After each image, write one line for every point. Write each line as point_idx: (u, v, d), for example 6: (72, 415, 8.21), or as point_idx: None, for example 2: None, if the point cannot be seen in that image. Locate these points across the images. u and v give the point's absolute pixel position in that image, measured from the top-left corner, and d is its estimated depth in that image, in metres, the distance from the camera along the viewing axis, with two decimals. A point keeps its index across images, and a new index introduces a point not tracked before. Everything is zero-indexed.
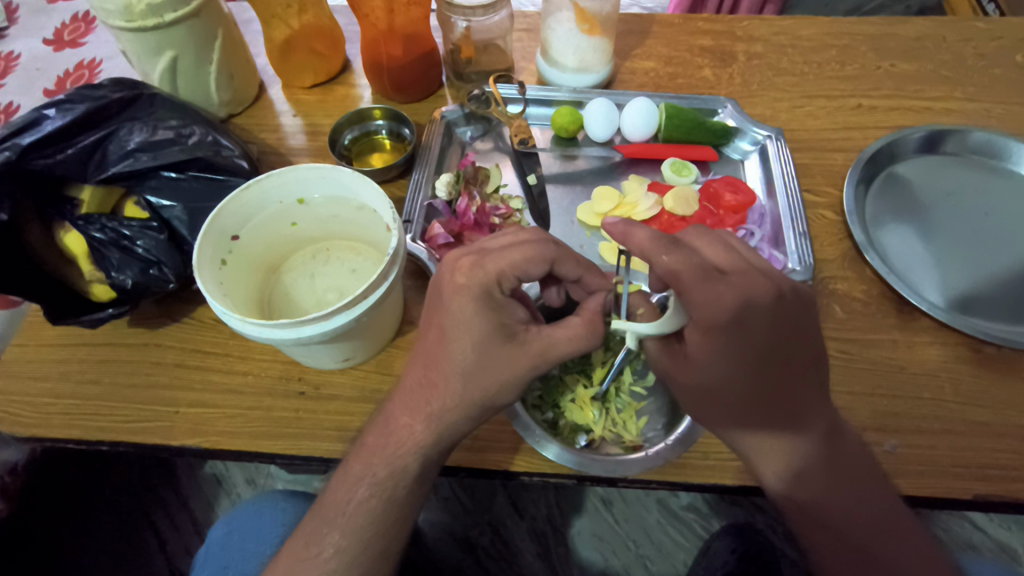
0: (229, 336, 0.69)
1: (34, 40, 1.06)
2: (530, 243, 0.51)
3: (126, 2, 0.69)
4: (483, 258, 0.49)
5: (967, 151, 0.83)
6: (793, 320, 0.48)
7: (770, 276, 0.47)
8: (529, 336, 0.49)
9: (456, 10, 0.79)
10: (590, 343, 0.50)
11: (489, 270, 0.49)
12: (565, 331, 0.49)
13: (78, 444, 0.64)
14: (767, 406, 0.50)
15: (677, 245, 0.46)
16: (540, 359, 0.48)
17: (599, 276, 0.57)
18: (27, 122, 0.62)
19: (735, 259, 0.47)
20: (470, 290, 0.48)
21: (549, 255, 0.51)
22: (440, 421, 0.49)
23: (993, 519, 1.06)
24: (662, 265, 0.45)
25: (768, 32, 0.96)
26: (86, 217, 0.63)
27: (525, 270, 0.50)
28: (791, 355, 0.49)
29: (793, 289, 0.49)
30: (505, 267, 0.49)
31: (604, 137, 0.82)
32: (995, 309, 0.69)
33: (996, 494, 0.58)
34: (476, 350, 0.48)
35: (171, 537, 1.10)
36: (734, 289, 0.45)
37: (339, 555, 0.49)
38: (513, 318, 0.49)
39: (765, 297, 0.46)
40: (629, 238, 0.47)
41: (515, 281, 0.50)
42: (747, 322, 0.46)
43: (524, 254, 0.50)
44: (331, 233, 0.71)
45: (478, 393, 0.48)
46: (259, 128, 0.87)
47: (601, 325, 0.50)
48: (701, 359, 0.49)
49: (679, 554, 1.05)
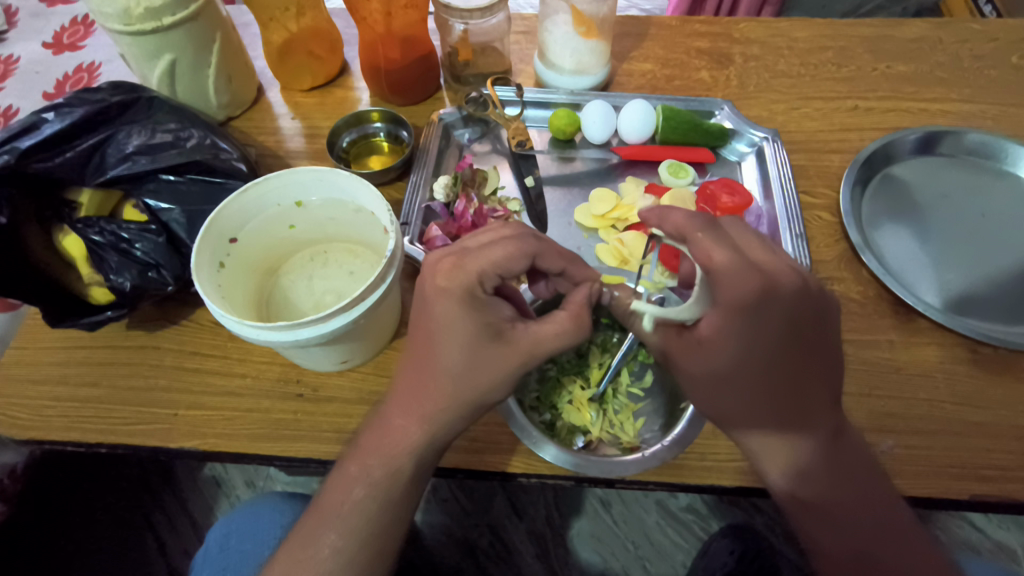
0: (227, 338, 0.70)
1: (33, 44, 1.07)
2: (511, 240, 0.51)
3: (124, 6, 0.70)
4: (463, 258, 0.49)
5: (964, 152, 0.83)
6: (814, 314, 0.49)
7: (798, 268, 0.48)
8: (516, 334, 0.49)
9: (453, 13, 0.79)
10: (578, 337, 0.50)
11: (470, 271, 0.49)
12: (552, 326, 0.49)
13: (77, 447, 0.64)
14: (779, 401, 0.50)
15: (712, 228, 0.47)
16: (529, 356, 0.49)
17: (582, 267, 0.57)
18: (26, 125, 0.62)
19: (767, 249, 0.48)
20: (452, 292, 0.48)
21: (530, 250, 0.51)
22: (433, 422, 0.49)
23: (992, 519, 1.06)
24: (697, 244, 0.46)
25: (764, 34, 0.96)
26: (84, 220, 0.64)
27: (507, 267, 0.50)
28: (805, 352, 0.49)
29: (818, 286, 0.50)
30: (485, 266, 0.49)
31: (601, 139, 0.82)
32: (991, 309, 0.70)
33: (992, 494, 0.59)
34: (464, 351, 0.48)
35: (171, 539, 1.09)
36: (764, 278, 0.46)
37: (336, 555, 0.49)
38: (499, 316, 0.49)
39: (793, 287, 0.47)
40: (665, 219, 0.48)
41: (498, 279, 0.51)
42: (773, 311, 0.47)
43: (504, 252, 0.50)
44: (329, 236, 0.71)
45: (470, 394, 0.49)
46: (257, 131, 0.87)
47: (587, 318, 0.51)
48: (714, 348, 0.49)
49: (678, 556, 1.05)
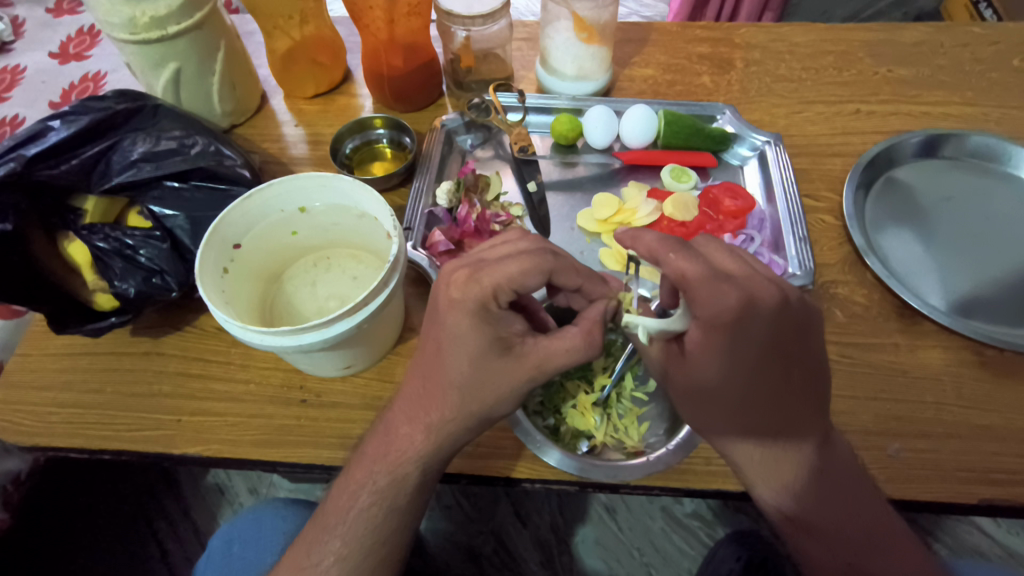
0: (231, 344, 0.70)
1: (39, 54, 1.08)
2: (528, 255, 0.49)
3: (130, 15, 0.71)
4: (479, 271, 0.48)
5: (966, 155, 0.83)
6: (794, 330, 0.48)
7: (774, 281, 0.47)
8: (525, 348, 0.49)
9: (455, 20, 0.80)
10: (588, 353, 0.49)
11: (485, 285, 0.47)
12: (563, 342, 0.49)
13: (80, 454, 0.64)
14: (762, 416, 0.50)
15: (687, 248, 0.46)
16: (538, 372, 0.49)
17: (598, 284, 0.57)
18: (31, 134, 0.62)
19: (741, 264, 0.48)
20: (465, 306, 0.47)
21: (547, 267, 0.49)
22: (439, 432, 0.50)
23: (1001, 524, 1.05)
24: (670, 264, 0.46)
25: (765, 39, 0.97)
26: (89, 226, 0.65)
27: (524, 283, 0.48)
28: (783, 367, 0.49)
29: (799, 299, 0.49)
30: (501, 281, 0.47)
31: (603, 144, 0.82)
32: (996, 312, 0.69)
33: (1002, 498, 0.58)
34: (472, 363, 0.48)
35: (173, 547, 1.09)
36: (736, 295, 0.45)
37: (341, 562, 0.49)
38: (510, 330, 0.49)
39: (771, 303, 0.46)
40: (638, 241, 0.48)
41: (513, 293, 0.49)
42: (749, 325, 0.46)
43: (521, 268, 0.48)
44: (332, 242, 0.72)
45: (476, 406, 0.49)
46: (261, 138, 0.87)
47: (598, 336, 0.50)
48: (700, 364, 0.50)
49: (684, 562, 1.04)
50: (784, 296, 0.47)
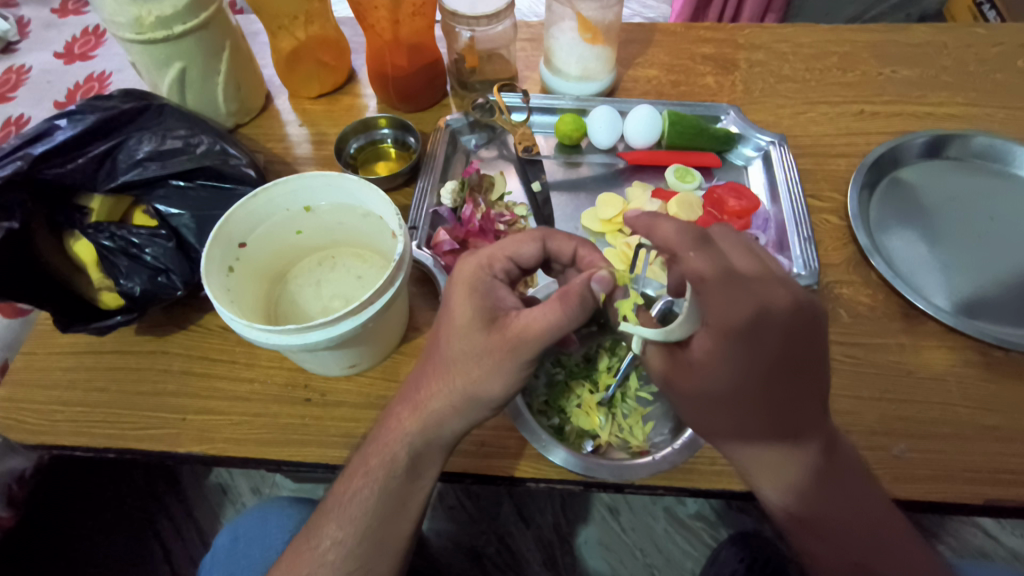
0: (235, 343, 0.70)
1: (44, 54, 1.08)
2: (521, 232, 0.57)
3: (135, 15, 0.71)
4: (477, 250, 0.55)
5: (970, 155, 0.83)
6: (805, 332, 0.48)
7: (788, 285, 0.48)
8: (510, 322, 0.48)
9: (460, 20, 0.80)
10: (566, 317, 0.46)
11: (479, 256, 0.54)
12: (541, 307, 0.47)
13: (86, 452, 0.64)
14: (769, 419, 0.49)
15: (705, 244, 0.48)
16: (519, 343, 0.47)
17: (592, 251, 0.58)
18: (39, 132, 0.63)
19: (758, 265, 0.49)
20: (461, 278, 0.52)
21: (539, 234, 0.56)
22: (428, 411, 0.49)
23: (1005, 526, 1.05)
24: (687, 261, 0.47)
25: (769, 40, 0.97)
26: (95, 225, 0.65)
27: (518, 253, 0.55)
28: (792, 371, 0.49)
29: (812, 303, 0.49)
30: (496, 250, 0.54)
31: (606, 144, 0.82)
32: (1001, 312, 0.69)
33: (1008, 498, 0.58)
34: (459, 339, 0.49)
35: (176, 547, 1.09)
36: (750, 297, 0.46)
37: (336, 547, 0.49)
38: (499, 307, 0.50)
39: (787, 307, 0.47)
40: (655, 230, 0.50)
41: (507, 262, 0.54)
42: (765, 331, 0.47)
43: (514, 240, 0.55)
44: (337, 241, 0.72)
45: (461, 383, 0.48)
46: (265, 137, 0.87)
47: (576, 300, 0.47)
48: (709, 370, 0.48)
49: (686, 564, 1.04)
50: (798, 296, 0.48)
